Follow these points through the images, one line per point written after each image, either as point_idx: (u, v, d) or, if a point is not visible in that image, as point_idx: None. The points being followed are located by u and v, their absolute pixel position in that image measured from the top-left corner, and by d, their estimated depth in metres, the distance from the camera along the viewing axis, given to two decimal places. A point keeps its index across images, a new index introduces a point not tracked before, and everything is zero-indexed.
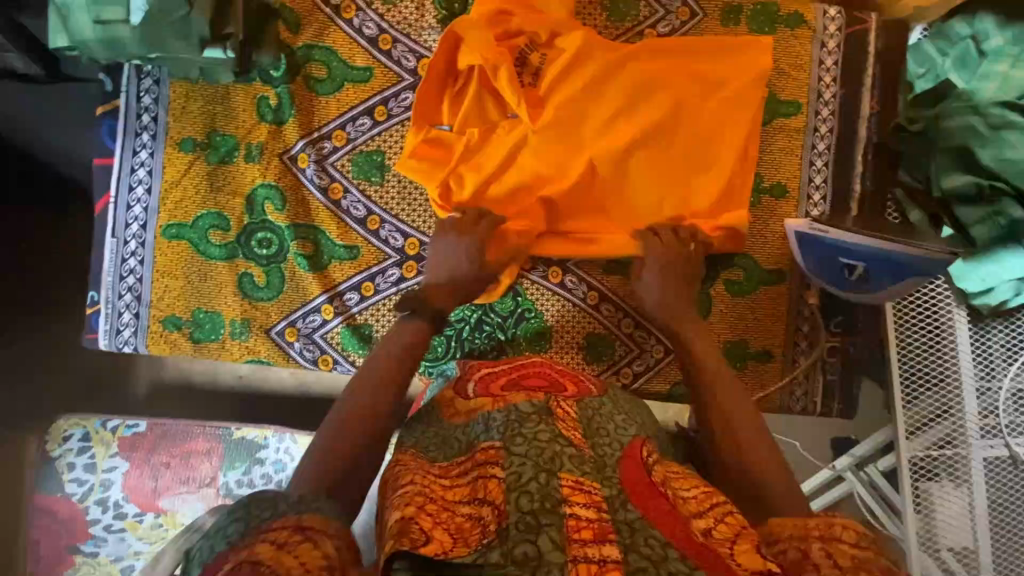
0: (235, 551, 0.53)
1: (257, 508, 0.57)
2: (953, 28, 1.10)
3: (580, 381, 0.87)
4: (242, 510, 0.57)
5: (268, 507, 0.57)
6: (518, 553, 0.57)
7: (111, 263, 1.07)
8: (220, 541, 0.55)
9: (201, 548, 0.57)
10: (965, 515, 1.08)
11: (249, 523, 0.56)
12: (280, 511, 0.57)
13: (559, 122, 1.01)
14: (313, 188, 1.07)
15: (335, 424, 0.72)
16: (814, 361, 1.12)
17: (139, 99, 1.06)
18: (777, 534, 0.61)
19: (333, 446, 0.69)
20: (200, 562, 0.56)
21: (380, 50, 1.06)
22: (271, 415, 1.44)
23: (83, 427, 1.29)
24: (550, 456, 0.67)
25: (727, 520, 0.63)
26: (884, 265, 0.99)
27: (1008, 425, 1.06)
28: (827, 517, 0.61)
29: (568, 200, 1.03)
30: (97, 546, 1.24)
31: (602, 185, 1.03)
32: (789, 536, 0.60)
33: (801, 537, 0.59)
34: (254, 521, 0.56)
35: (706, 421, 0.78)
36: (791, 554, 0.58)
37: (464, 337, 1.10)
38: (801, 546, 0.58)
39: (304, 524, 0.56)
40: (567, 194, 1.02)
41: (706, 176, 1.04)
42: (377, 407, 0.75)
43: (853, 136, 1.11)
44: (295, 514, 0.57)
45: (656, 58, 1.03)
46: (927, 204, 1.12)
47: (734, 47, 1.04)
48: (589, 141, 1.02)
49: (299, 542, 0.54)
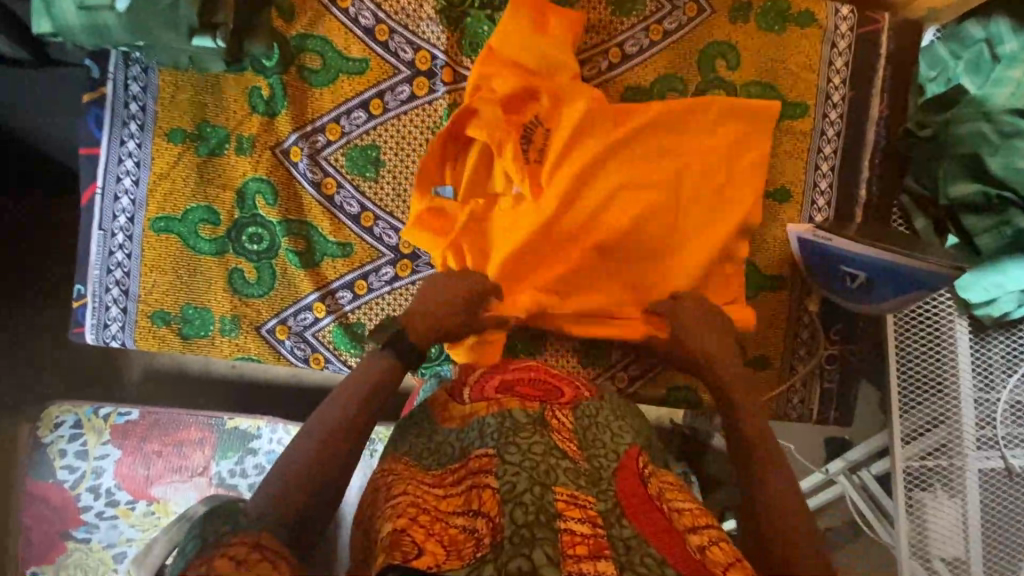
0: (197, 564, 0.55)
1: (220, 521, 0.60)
2: (967, 31, 1.09)
3: (575, 385, 0.85)
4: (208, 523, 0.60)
5: (230, 518, 0.60)
6: (513, 568, 0.56)
7: (98, 255, 1.05)
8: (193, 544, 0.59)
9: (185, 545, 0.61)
10: (958, 525, 1.08)
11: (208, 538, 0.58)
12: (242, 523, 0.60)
13: (566, 197, 0.99)
14: (306, 183, 1.04)
15: (286, 471, 0.71)
16: (812, 369, 1.11)
17: (127, 87, 1.02)
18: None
19: (284, 495, 0.69)
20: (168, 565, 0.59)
21: (376, 41, 1.03)
22: (263, 406, 1.43)
23: (75, 415, 1.28)
24: (545, 469, 0.65)
25: (721, 544, 0.64)
26: (887, 276, 0.96)
27: (1005, 437, 1.06)
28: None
29: (570, 277, 1.01)
30: (90, 532, 1.23)
31: (606, 263, 1.01)
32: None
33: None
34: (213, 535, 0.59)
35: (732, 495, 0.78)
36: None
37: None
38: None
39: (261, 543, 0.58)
40: (570, 269, 1.00)
41: (704, 242, 1.03)
42: (335, 456, 0.74)
43: (861, 140, 1.08)
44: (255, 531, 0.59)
45: (659, 133, 1.02)
46: (933, 212, 1.10)
47: (740, 104, 1.04)
48: (596, 216, 1.00)
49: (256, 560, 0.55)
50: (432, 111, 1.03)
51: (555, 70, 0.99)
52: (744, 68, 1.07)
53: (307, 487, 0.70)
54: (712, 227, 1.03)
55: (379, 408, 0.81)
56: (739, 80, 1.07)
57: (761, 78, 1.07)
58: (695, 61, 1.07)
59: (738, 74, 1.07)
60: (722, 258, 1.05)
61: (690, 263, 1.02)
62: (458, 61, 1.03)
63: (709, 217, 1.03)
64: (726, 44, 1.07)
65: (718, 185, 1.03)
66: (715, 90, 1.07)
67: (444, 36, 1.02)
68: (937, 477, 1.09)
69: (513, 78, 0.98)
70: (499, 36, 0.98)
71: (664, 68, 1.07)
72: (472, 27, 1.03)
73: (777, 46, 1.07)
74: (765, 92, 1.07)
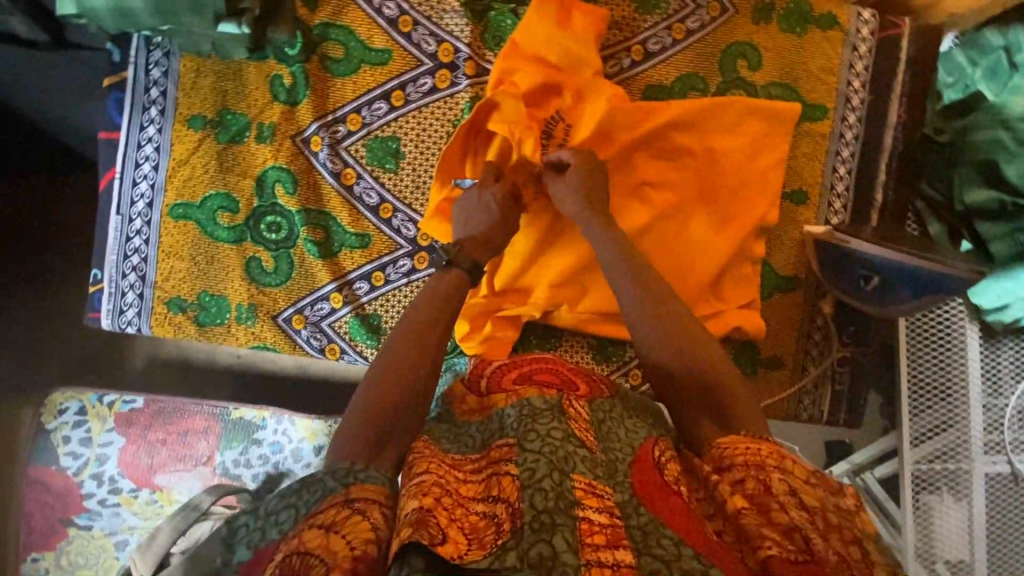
0: (286, 541, 0.59)
1: (308, 491, 0.63)
2: (986, 38, 1.08)
3: (592, 380, 0.83)
4: (295, 497, 0.63)
5: (316, 489, 0.63)
6: (534, 554, 0.55)
7: (116, 241, 1.05)
8: (273, 528, 0.62)
9: (248, 528, 0.63)
10: (964, 529, 1.09)
11: (299, 510, 0.62)
12: (329, 489, 0.63)
13: None
14: (326, 172, 1.04)
15: (372, 389, 0.74)
16: (824, 370, 1.11)
17: (148, 71, 1.02)
18: (731, 462, 0.66)
19: (371, 408, 0.72)
20: (249, 543, 0.61)
21: (399, 32, 1.02)
22: (269, 397, 1.41)
23: (79, 402, 1.27)
24: (563, 455, 0.64)
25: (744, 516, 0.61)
26: (905, 278, 0.96)
27: (1011, 442, 1.07)
28: (776, 446, 0.67)
29: (587, 269, 1.02)
30: (91, 519, 1.22)
31: None
32: (743, 464, 0.65)
33: (757, 467, 0.64)
34: (302, 506, 0.62)
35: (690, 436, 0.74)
36: (750, 486, 0.62)
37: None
38: (761, 477, 0.62)
39: (350, 498, 0.62)
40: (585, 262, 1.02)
41: (720, 242, 1.03)
42: (416, 371, 0.76)
43: (879, 144, 1.09)
44: (343, 490, 0.63)
45: (679, 130, 1.02)
46: (947, 217, 1.11)
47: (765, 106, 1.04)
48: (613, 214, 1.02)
49: (346, 519, 0.60)
50: (453, 104, 1.03)
51: (578, 67, 0.99)
52: (766, 69, 1.07)
53: (393, 401, 0.73)
54: (729, 225, 1.03)
55: (433, 346, 0.79)
56: (760, 81, 1.07)
57: (782, 79, 1.07)
58: (717, 60, 1.07)
59: (759, 75, 1.07)
60: (739, 257, 1.06)
61: (707, 264, 1.02)
62: (481, 54, 1.03)
63: (725, 216, 1.04)
64: (748, 44, 1.07)
65: (736, 185, 1.03)
66: (736, 90, 1.07)
67: (467, 28, 1.02)
68: (944, 480, 1.10)
69: (535, 73, 0.97)
70: (521, 31, 0.98)
71: (686, 67, 1.07)
72: (496, 21, 1.03)
73: (798, 48, 1.07)
74: (786, 93, 1.07)
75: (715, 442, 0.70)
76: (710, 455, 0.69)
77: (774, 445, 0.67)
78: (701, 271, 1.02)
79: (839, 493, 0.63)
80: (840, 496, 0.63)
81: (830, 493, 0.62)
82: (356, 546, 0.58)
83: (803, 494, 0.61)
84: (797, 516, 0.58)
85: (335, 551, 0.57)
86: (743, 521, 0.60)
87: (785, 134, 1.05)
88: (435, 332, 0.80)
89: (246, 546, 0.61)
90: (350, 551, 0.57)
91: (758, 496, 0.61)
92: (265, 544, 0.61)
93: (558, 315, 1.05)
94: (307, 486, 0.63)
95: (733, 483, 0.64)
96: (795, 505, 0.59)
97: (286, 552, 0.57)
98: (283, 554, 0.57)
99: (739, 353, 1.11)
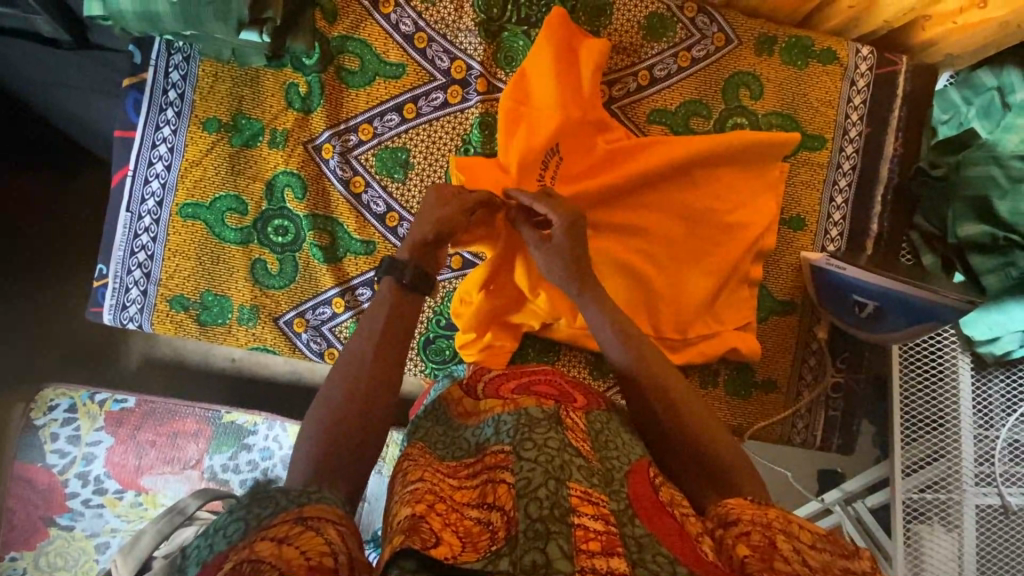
0: (235, 550, 0.55)
1: (258, 507, 0.60)
2: (980, 78, 1.14)
3: (591, 393, 0.82)
4: (243, 511, 0.59)
5: (268, 505, 0.60)
6: (526, 561, 0.55)
7: (123, 237, 1.07)
8: (221, 541, 0.58)
9: (199, 548, 0.59)
10: (954, 558, 1.08)
11: (249, 523, 0.58)
12: (281, 507, 0.60)
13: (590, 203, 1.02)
14: (336, 179, 1.06)
15: (323, 416, 0.73)
16: (817, 396, 1.13)
17: (167, 74, 1.04)
18: (737, 518, 0.65)
19: (325, 430, 0.72)
20: (199, 560, 0.58)
21: (414, 48, 1.06)
22: (259, 400, 1.41)
23: (70, 398, 1.26)
24: (560, 463, 0.64)
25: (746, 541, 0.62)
26: (901, 308, 1.00)
27: (1002, 475, 1.07)
28: (782, 511, 0.65)
29: None
30: (73, 520, 1.20)
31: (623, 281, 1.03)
32: (748, 520, 0.63)
33: (763, 524, 0.62)
34: (254, 520, 0.58)
35: (679, 451, 0.77)
36: (754, 538, 0.61)
37: (441, 328, 1.11)
38: (766, 532, 0.61)
39: (304, 516, 0.59)
40: None
41: (715, 263, 1.05)
42: (367, 392, 0.76)
43: (874, 176, 1.13)
44: (296, 508, 0.60)
45: (700, 167, 1.05)
46: (941, 249, 1.15)
47: (775, 148, 1.05)
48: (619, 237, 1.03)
49: (299, 534, 0.57)
50: (463, 120, 1.06)
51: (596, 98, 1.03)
52: (767, 98, 1.11)
53: (355, 428, 0.73)
54: (728, 250, 1.05)
55: (392, 372, 0.79)
56: (762, 109, 1.11)
57: (783, 109, 1.11)
58: (720, 88, 1.10)
59: (760, 104, 1.11)
60: (738, 278, 1.07)
61: (703, 282, 1.04)
62: (493, 72, 1.07)
63: (725, 239, 1.06)
64: (750, 74, 1.11)
65: (734, 209, 1.06)
66: (738, 117, 1.11)
67: (481, 47, 1.06)
68: (935, 511, 1.10)
69: (554, 100, 0.99)
70: (532, 59, 1.01)
71: (689, 93, 1.10)
72: (508, 41, 1.07)
73: (798, 80, 1.11)
74: (785, 123, 1.11)
75: (722, 502, 0.69)
76: (716, 512, 0.68)
77: (780, 508, 0.66)
78: (699, 291, 1.04)
79: (851, 555, 0.61)
80: (851, 558, 0.60)
81: (839, 556, 0.60)
82: (311, 557, 0.54)
83: (809, 557, 0.59)
84: (800, 569, 0.57)
85: (289, 558, 0.53)
86: (746, 568, 0.57)
87: (781, 161, 1.08)
88: (377, 348, 0.80)
89: (196, 565, 0.58)
90: (306, 562, 0.53)
91: (762, 547, 0.59)
92: (213, 557, 0.57)
93: (556, 328, 1.06)
94: (258, 500, 0.60)
95: (737, 534, 0.62)
96: (799, 560, 0.58)
97: (237, 561, 0.53)
98: (232, 564, 0.53)
99: (735, 375, 1.12)
